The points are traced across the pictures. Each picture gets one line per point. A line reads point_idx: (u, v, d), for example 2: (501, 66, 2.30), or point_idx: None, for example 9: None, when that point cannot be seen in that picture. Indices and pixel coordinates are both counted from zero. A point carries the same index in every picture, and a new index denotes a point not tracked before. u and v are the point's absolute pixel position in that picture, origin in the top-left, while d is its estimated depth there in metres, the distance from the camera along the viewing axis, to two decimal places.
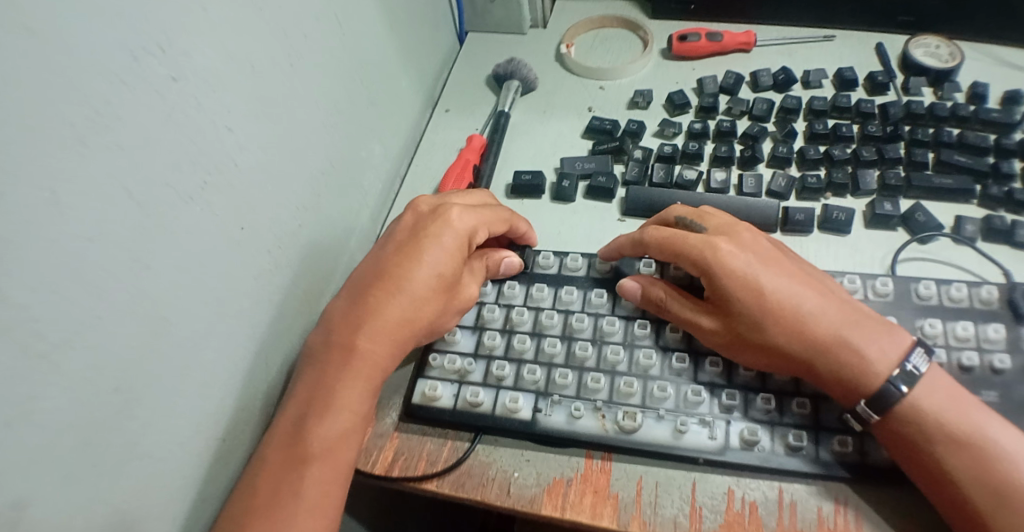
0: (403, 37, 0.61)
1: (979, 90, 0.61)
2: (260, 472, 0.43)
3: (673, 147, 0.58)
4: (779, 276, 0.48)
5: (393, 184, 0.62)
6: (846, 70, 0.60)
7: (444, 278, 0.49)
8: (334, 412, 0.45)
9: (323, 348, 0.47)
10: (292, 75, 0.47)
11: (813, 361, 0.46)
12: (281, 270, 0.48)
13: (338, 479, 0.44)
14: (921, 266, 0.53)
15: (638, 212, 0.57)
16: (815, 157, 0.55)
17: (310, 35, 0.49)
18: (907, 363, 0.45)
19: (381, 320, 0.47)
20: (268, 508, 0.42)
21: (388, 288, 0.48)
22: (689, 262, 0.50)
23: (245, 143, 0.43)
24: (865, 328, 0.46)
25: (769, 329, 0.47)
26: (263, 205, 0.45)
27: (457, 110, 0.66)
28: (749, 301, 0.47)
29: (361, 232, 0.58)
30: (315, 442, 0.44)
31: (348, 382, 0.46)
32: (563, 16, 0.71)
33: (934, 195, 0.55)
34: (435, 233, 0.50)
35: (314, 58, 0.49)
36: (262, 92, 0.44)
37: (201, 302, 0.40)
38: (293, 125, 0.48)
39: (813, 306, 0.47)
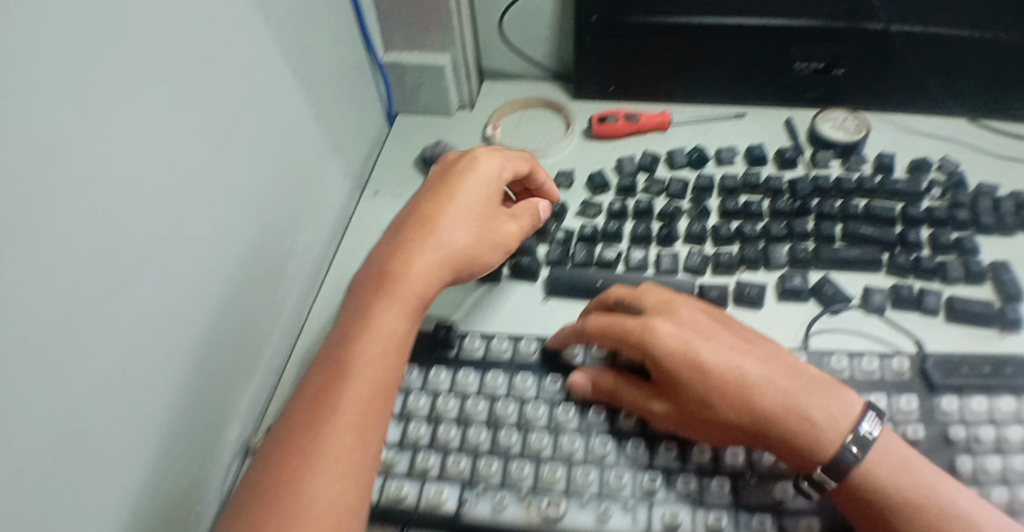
0: (331, 123, 0.62)
1: (885, 160, 0.63)
2: (278, 457, 0.43)
3: (594, 227, 0.60)
4: (721, 349, 0.48)
5: (320, 270, 0.62)
6: (755, 148, 0.63)
7: (466, 204, 0.54)
8: (353, 375, 0.45)
9: (365, 285, 0.50)
10: (226, 173, 0.46)
11: (767, 432, 0.46)
12: (205, 364, 0.46)
13: (365, 436, 0.44)
14: (835, 338, 0.54)
15: (561, 292, 0.58)
16: (727, 235, 0.57)
17: (245, 129, 0.48)
18: (860, 428, 0.45)
19: (400, 278, 0.50)
20: (291, 478, 0.42)
21: (402, 248, 0.51)
22: (631, 348, 0.49)
23: (175, 245, 0.42)
24: (813, 391, 0.46)
25: (718, 405, 0.46)
26: (190, 303, 0.44)
27: (385, 192, 0.67)
28: (695, 382, 0.47)
29: (287, 321, 0.57)
30: (354, 385, 0.45)
31: (371, 336, 0.47)
32: (491, 98, 0.74)
33: (844, 266, 0.57)
34: (467, 176, 0.55)
35: (247, 151, 0.49)
36: (197, 193, 0.43)
37: (117, 410, 0.38)
38: (225, 221, 0.47)
39: (759, 377, 0.47)
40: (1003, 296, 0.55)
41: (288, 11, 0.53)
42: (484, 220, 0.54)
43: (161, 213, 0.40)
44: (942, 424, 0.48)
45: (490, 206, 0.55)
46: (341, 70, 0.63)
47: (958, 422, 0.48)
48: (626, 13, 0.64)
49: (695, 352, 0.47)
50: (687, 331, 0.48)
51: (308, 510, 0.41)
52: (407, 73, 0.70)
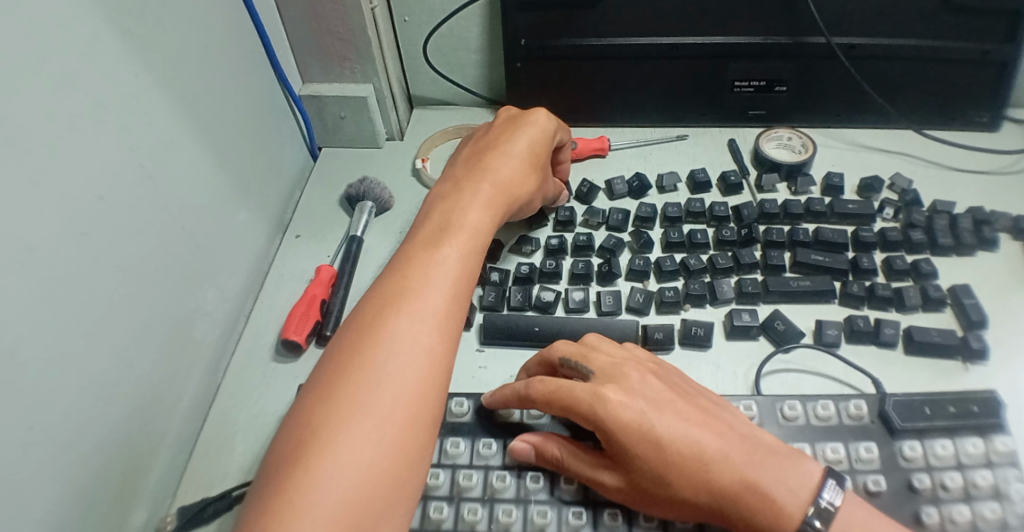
0: (239, 167, 0.57)
1: (833, 181, 0.61)
2: (336, 369, 0.39)
3: (531, 265, 0.56)
4: (680, 416, 0.40)
5: (235, 326, 0.57)
6: (698, 172, 0.59)
7: (526, 152, 0.53)
8: (423, 297, 0.42)
9: (439, 205, 0.50)
10: (96, 243, 0.41)
11: (723, 513, 0.39)
12: (83, 461, 0.41)
13: (440, 359, 0.40)
14: (788, 378, 0.50)
15: (496, 339, 0.53)
16: (671, 269, 0.54)
17: (119, 192, 0.43)
18: (822, 500, 0.39)
19: (466, 210, 0.48)
20: (373, 351, 0.40)
21: (471, 180, 0.50)
22: (579, 419, 0.41)
23: (23, 336, 0.36)
24: (770, 461, 0.40)
25: (675, 481, 0.39)
26: (51, 397, 0.38)
27: (308, 235, 0.62)
28: (650, 459, 0.39)
29: (196, 389, 0.52)
30: (440, 278, 0.43)
31: (449, 258, 0.45)
32: (421, 127, 0.69)
33: (792, 299, 0.53)
34: (538, 111, 0.56)
35: (124, 215, 0.44)
36: (54, 270, 0.38)
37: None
38: (101, 294, 0.42)
39: (716, 449, 0.40)
40: (964, 324, 0.52)
41: (177, 55, 0.48)
42: (538, 163, 0.53)
43: (9, 304, 0.35)
44: (905, 472, 0.45)
45: (544, 151, 0.54)
46: (249, 108, 0.58)
47: (922, 469, 0.45)
48: (554, 37, 0.61)
49: (653, 426, 0.39)
50: (641, 398, 0.40)
51: (375, 426, 0.37)
52: (327, 106, 0.65)
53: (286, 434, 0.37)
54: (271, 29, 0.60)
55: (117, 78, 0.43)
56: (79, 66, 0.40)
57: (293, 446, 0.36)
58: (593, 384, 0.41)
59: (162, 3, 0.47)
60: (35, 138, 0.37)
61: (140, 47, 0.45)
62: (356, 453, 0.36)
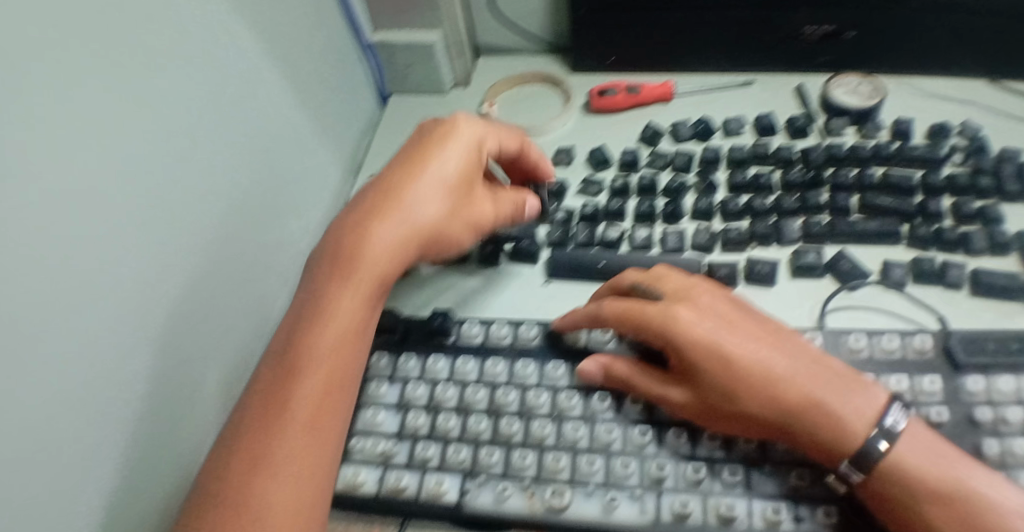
0: (315, 109, 0.60)
1: (902, 127, 0.60)
2: (260, 403, 0.44)
3: (596, 205, 0.57)
4: (747, 337, 0.43)
5: (315, 259, 0.60)
6: (764, 116, 0.60)
7: (451, 172, 0.51)
8: (326, 324, 0.46)
9: (344, 226, 0.50)
10: (183, 170, 0.45)
11: (790, 428, 0.42)
12: (182, 369, 0.45)
13: (335, 368, 0.45)
14: (852, 315, 0.51)
15: (564, 274, 0.55)
16: (736, 210, 0.54)
17: (205, 127, 0.47)
18: (886, 419, 0.41)
19: (387, 229, 0.49)
20: (267, 409, 0.43)
21: (384, 195, 0.50)
22: (650, 334, 0.44)
23: (127, 252, 0.40)
24: (837, 382, 0.42)
25: (743, 396, 0.42)
26: (153, 309, 0.42)
27: (380, 176, 0.65)
28: (719, 372, 0.42)
29: (280, 314, 0.56)
30: (325, 343, 0.45)
31: (338, 293, 0.47)
32: (487, 73, 0.71)
33: (859, 239, 0.54)
34: (443, 141, 0.53)
35: (207, 148, 0.47)
36: (150, 192, 0.42)
37: (77, 424, 0.37)
38: (190, 218, 0.45)
39: (784, 367, 0.42)
40: None
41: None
42: (462, 187, 0.52)
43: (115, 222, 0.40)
44: (968, 406, 0.46)
45: (466, 179, 0.52)
46: (323, 54, 0.61)
47: (985, 404, 0.46)
48: None
49: (724, 342, 0.42)
50: (711, 318, 0.43)
51: (293, 456, 0.42)
52: (396, 53, 0.67)
53: (234, 446, 0.42)
54: None
55: (201, 17, 0.46)
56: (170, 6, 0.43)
57: (233, 468, 0.41)
58: (666, 304, 0.44)
59: None
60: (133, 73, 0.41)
61: None
62: (277, 485, 0.41)
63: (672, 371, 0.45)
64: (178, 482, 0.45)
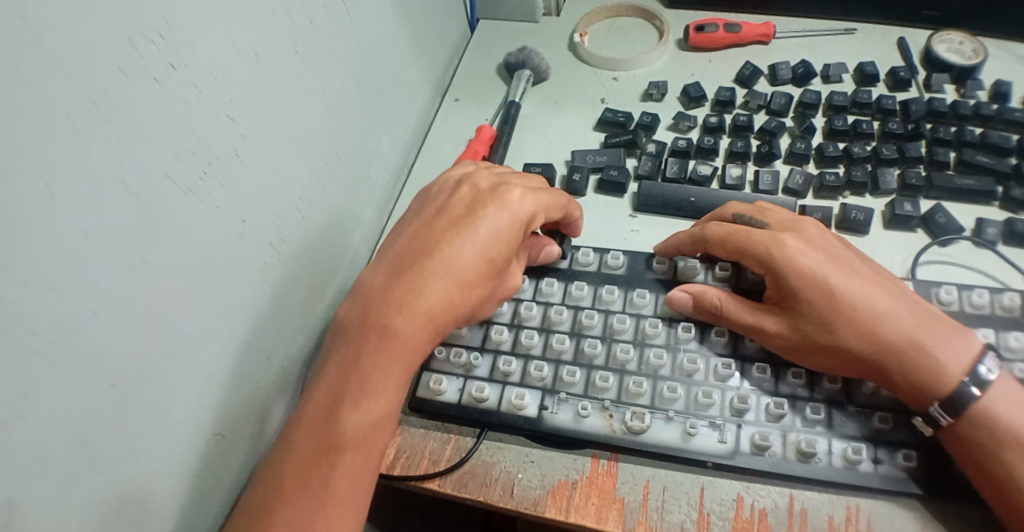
0: (414, 25, 0.59)
1: (1002, 87, 0.59)
2: (315, 422, 0.42)
3: (688, 141, 0.57)
4: (853, 275, 0.46)
5: (400, 176, 0.60)
6: (867, 65, 0.58)
7: (490, 259, 0.45)
8: (371, 396, 0.42)
9: (405, 252, 0.45)
10: (298, 63, 0.45)
11: (886, 364, 0.44)
12: (286, 263, 0.46)
13: (382, 424, 0.42)
14: (941, 269, 0.51)
15: (652, 207, 0.55)
16: (834, 155, 0.54)
17: (318, 23, 0.46)
18: (980, 366, 0.43)
19: (417, 321, 0.43)
20: (320, 433, 0.42)
21: (422, 275, 0.44)
22: (753, 261, 0.48)
23: (247, 134, 0.41)
24: (937, 329, 0.45)
25: (840, 329, 0.45)
26: (265, 198, 0.43)
27: (466, 99, 0.64)
28: (820, 301, 0.45)
29: (366, 225, 0.56)
30: (376, 372, 0.42)
31: (395, 327, 0.43)
32: (579, 5, 0.69)
33: (954, 195, 0.53)
34: (491, 215, 0.45)
35: (320, 46, 0.47)
36: (269, 81, 0.42)
37: (198, 299, 0.38)
38: (300, 114, 0.46)
39: (888, 307, 0.45)
40: None
41: None
42: (500, 268, 0.46)
43: (240, 102, 0.40)
44: None
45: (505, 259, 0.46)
46: None
47: None
48: None
49: (828, 274, 0.45)
50: (816, 251, 0.46)
51: (342, 490, 0.41)
52: None
53: (287, 444, 0.42)
54: None
55: None
56: None
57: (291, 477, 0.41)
58: (771, 232, 0.48)
59: None
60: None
61: None
62: (329, 509, 0.40)
63: (769, 304, 0.48)
64: (273, 371, 0.46)
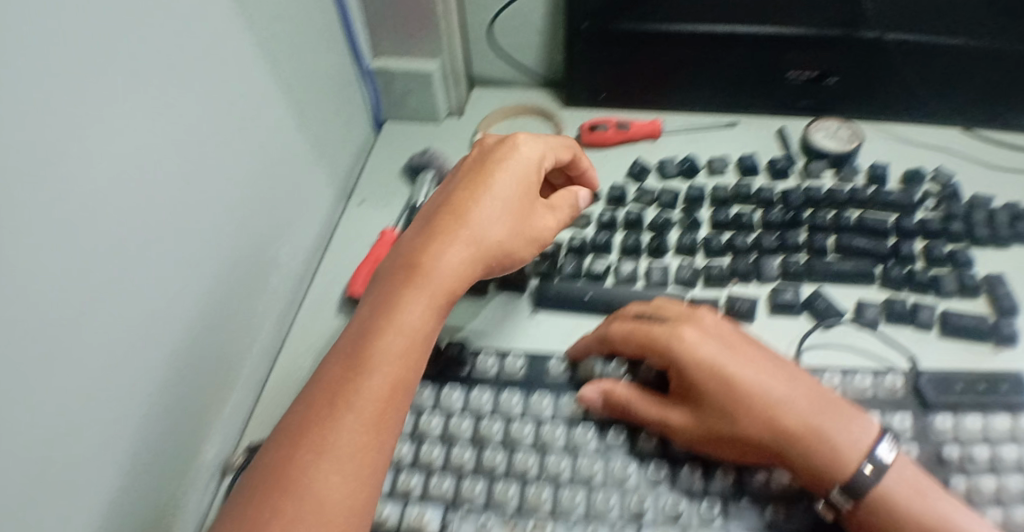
0: (313, 132, 0.61)
1: (878, 171, 0.62)
2: (316, 392, 0.44)
3: (583, 238, 0.59)
4: (747, 364, 0.47)
5: (303, 283, 0.61)
6: (747, 158, 0.62)
7: (508, 211, 0.52)
8: (396, 335, 0.45)
9: (421, 228, 0.52)
10: (195, 187, 0.45)
11: (787, 450, 0.44)
12: (180, 384, 0.46)
13: (405, 371, 0.44)
14: (826, 354, 0.53)
15: (550, 305, 0.57)
16: (718, 247, 0.56)
17: (214, 144, 0.47)
18: (876, 451, 0.44)
19: (429, 275, 0.48)
20: (326, 392, 0.43)
21: (451, 222, 0.50)
22: (656, 356, 0.48)
23: (140, 262, 0.40)
24: (832, 412, 0.45)
25: (741, 418, 0.45)
26: (157, 323, 0.43)
27: (371, 201, 0.66)
28: (719, 393, 0.46)
29: (266, 337, 0.56)
30: (390, 334, 0.45)
31: (412, 287, 0.47)
32: (481, 105, 0.73)
33: (835, 279, 0.56)
34: (501, 163, 0.53)
35: (217, 166, 0.48)
36: (165, 206, 0.42)
37: (79, 434, 0.37)
38: (197, 236, 0.46)
39: (783, 391, 0.46)
40: (998, 311, 0.54)
41: (271, 18, 0.53)
42: (517, 213, 0.52)
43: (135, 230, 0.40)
44: (937, 443, 0.47)
45: (522, 199, 0.53)
46: (324, 78, 0.62)
47: (953, 442, 0.47)
48: (614, 18, 0.63)
49: (723, 364, 0.46)
50: (713, 342, 0.47)
51: (350, 448, 0.41)
52: (394, 79, 0.69)
53: (303, 406, 0.43)
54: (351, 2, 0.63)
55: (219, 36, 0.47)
56: (198, 19, 0.44)
57: (304, 432, 0.41)
58: (670, 326, 0.49)
59: None
60: (168, 91, 0.42)
61: (243, 7, 0.49)
62: (340, 455, 0.41)
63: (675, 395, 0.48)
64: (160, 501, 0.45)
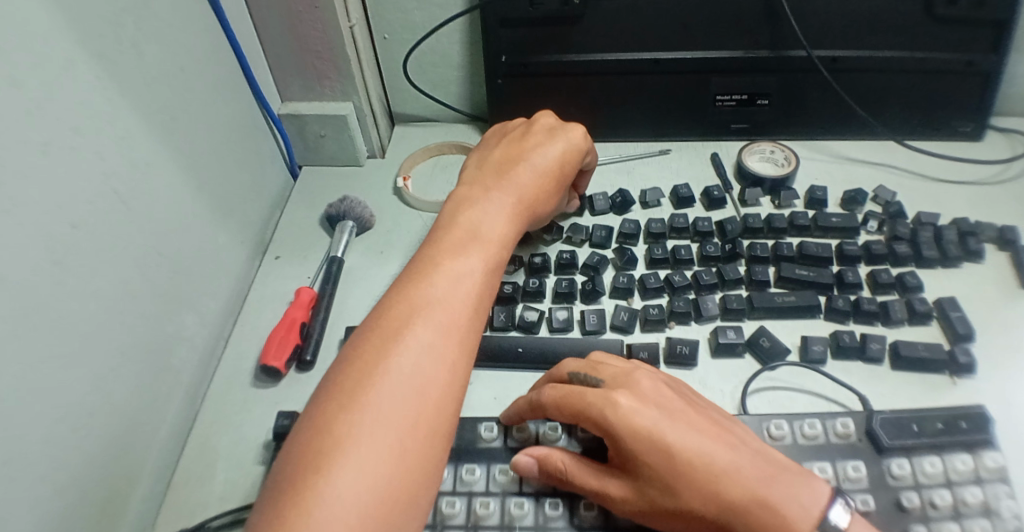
0: (217, 188, 0.56)
1: (817, 194, 0.60)
2: (380, 331, 0.40)
3: (514, 284, 0.55)
4: (689, 428, 0.42)
5: (214, 352, 0.56)
6: (681, 187, 0.60)
7: (560, 171, 0.53)
8: (470, 273, 0.44)
9: (484, 179, 0.52)
10: (57, 275, 0.40)
11: (731, 524, 0.39)
12: (56, 497, 0.40)
13: (478, 313, 0.43)
14: (774, 397, 0.50)
15: (480, 361, 0.52)
16: (655, 286, 0.53)
17: (82, 224, 0.42)
18: (829, 519, 0.39)
19: (496, 225, 0.48)
20: (396, 325, 0.41)
21: (503, 176, 0.51)
22: (589, 423, 0.43)
23: None
24: (779, 480, 0.40)
25: (681, 490, 0.40)
26: (16, 438, 0.37)
27: (288, 255, 0.61)
28: (658, 464, 0.41)
29: (172, 419, 0.51)
30: (467, 273, 0.44)
31: (484, 234, 0.47)
32: (404, 144, 0.69)
33: (779, 314, 0.53)
34: (562, 129, 0.55)
35: (88, 247, 0.43)
36: (13, 307, 0.37)
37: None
38: (65, 330, 0.41)
39: (727, 459, 0.41)
40: (951, 337, 0.52)
41: (152, 76, 0.48)
42: (564, 174, 0.54)
43: None
44: (894, 490, 0.44)
45: (573, 162, 0.54)
46: (228, 129, 0.58)
47: (911, 487, 0.45)
48: (535, 53, 0.61)
49: (660, 433, 0.41)
50: (651, 406, 0.42)
51: (412, 397, 0.38)
52: (307, 125, 0.65)
53: (373, 327, 0.41)
54: (250, 49, 0.60)
55: (80, 104, 0.42)
56: (49, 90, 0.40)
57: (380, 348, 0.39)
58: (604, 390, 0.43)
59: (135, 24, 0.47)
60: (14, 175, 0.37)
61: (115, 70, 0.45)
62: (401, 394, 0.38)
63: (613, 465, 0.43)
64: None
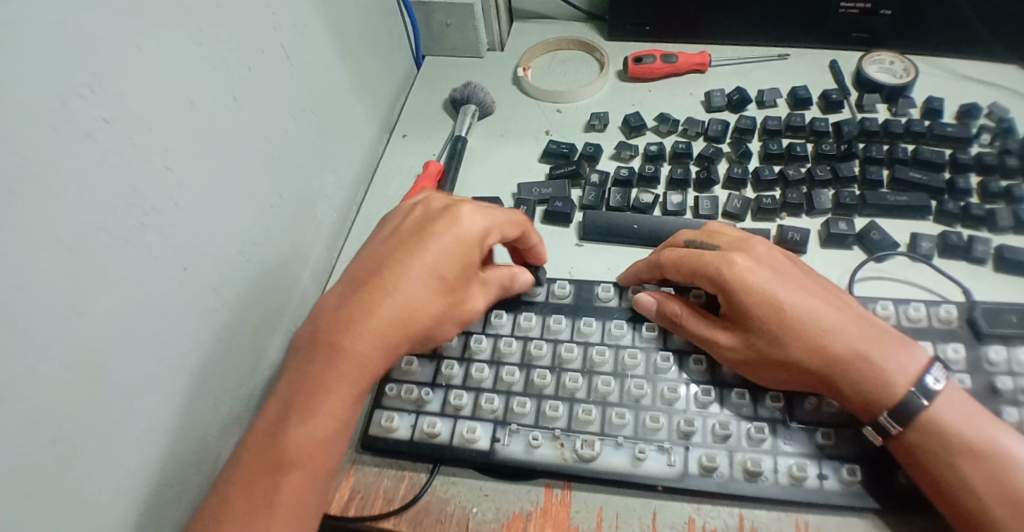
0: (359, 62, 0.61)
1: (934, 104, 0.60)
2: (232, 485, 0.42)
3: (630, 170, 0.58)
4: (798, 290, 0.46)
5: (350, 214, 0.61)
6: (799, 89, 0.61)
7: (442, 276, 0.46)
8: (317, 415, 0.43)
9: (349, 286, 0.46)
10: (237, 110, 0.45)
11: (834, 377, 0.44)
12: (236, 306, 0.46)
13: (334, 437, 0.43)
14: (879, 285, 0.53)
15: (596, 236, 0.56)
16: (769, 179, 0.56)
17: (256, 68, 0.47)
18: (928, 376, 0.43)
19: (347, 366, 0.43)
20: (243, 496, 0.41)
21: (370, 291, 0.45)
22: (705, 281, 0.47)
23: (186, 183, 0.41)
24: (881, 341, 0.45)
25: (789, 345, 0.45)
26: (206, 245, 0.43)
27: (414, 134, 0.66)
28: (769, 318, 0.45)
29: (316, 264, 0.57)
30: (298, 442, 0.42)
31: (323, 386, 0.43)
32: (522, 40, 0.72)
33: (889, 212, 0.55)
34: (442, 232, 0.46)
35: (259, 90, 0.48)
36: (205, 130, 0.42)
37: (142, 343, 0.39)
38: (240, 161, 0.46)
39: (834, 321, 0.45)
40: None
41: None
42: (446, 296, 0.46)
43: (179, 152, 0.41)
44: (990, 374, 0.47)
45: (457, 278, 0.46)
46: (369, 8, 0.61)
47: (1005, 373, 0.47)
48: None
49: (777, 291, 0.45)
50: (766, 268, 0.46)
51: None
52: (434, 12, 0.68)
53: (252, 449, 0.43)
54: None
55: None
56: None
57: (244, 493, 0.41)
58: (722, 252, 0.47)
59: None
60: (207, 10, 0.42)
61: None
62: None
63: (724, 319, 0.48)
64: (223, 417, 0.46)
